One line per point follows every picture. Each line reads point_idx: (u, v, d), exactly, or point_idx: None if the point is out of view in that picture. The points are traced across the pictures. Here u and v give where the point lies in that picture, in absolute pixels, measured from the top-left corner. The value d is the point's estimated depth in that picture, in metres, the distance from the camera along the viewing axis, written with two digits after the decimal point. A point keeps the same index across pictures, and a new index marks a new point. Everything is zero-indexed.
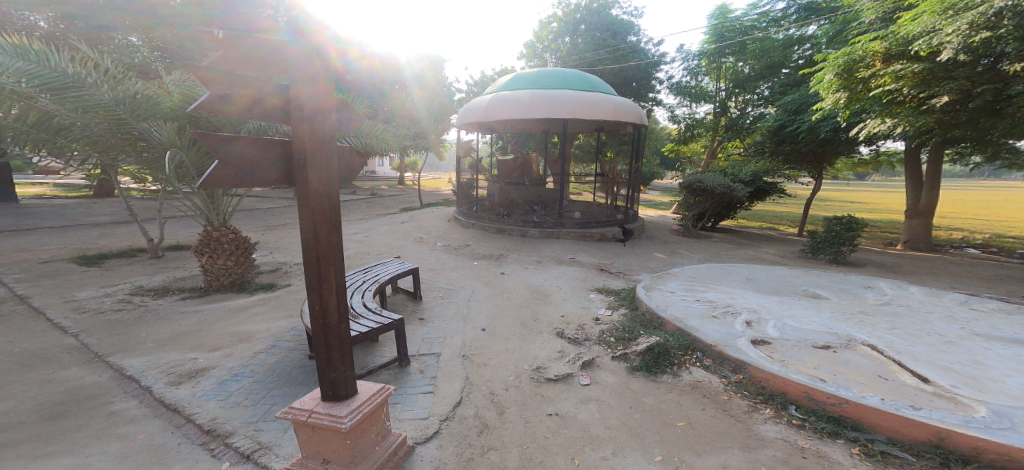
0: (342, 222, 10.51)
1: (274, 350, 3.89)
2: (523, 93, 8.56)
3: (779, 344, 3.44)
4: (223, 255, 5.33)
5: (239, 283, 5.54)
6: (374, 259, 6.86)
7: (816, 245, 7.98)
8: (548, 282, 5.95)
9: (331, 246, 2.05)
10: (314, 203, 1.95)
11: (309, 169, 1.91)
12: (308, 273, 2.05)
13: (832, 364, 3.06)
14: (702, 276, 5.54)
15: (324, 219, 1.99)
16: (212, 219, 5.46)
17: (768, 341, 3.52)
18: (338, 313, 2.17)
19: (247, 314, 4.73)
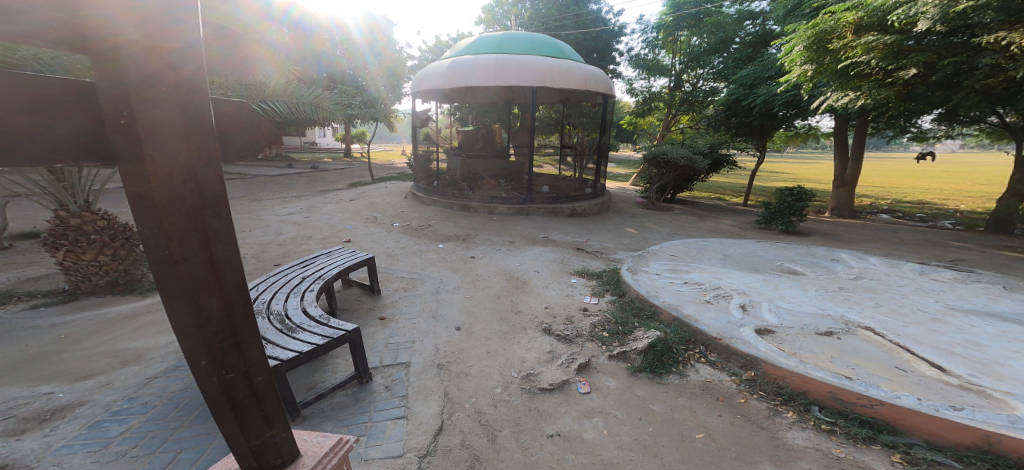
0: (276, 200, 9.10)
1: (179, 373, 2.99)
2: (486, 58, 7.65)
3: (783, 332, 3.17)
4: (93, 248, 4.09)
5: (122, 283, 4.32)
6: (318, 245, 5.85)
7: (769, 217, 7.82)
8: (525, 266, 5.41)
9: (215, 263, 1.07)
10: (165, 194, 0.94)
11: (144, 132, 0.88)
12: (177, 316, 1.06)
13: (845, 355, 2.86)
14: (685, 253, 5.26)
15: (190, 217, 0.99)
16: (65, 202, 4.09)
17: (771, 329, 3.24)
18: (250, 361, 1.23)
19: (142, 322, 3.69)
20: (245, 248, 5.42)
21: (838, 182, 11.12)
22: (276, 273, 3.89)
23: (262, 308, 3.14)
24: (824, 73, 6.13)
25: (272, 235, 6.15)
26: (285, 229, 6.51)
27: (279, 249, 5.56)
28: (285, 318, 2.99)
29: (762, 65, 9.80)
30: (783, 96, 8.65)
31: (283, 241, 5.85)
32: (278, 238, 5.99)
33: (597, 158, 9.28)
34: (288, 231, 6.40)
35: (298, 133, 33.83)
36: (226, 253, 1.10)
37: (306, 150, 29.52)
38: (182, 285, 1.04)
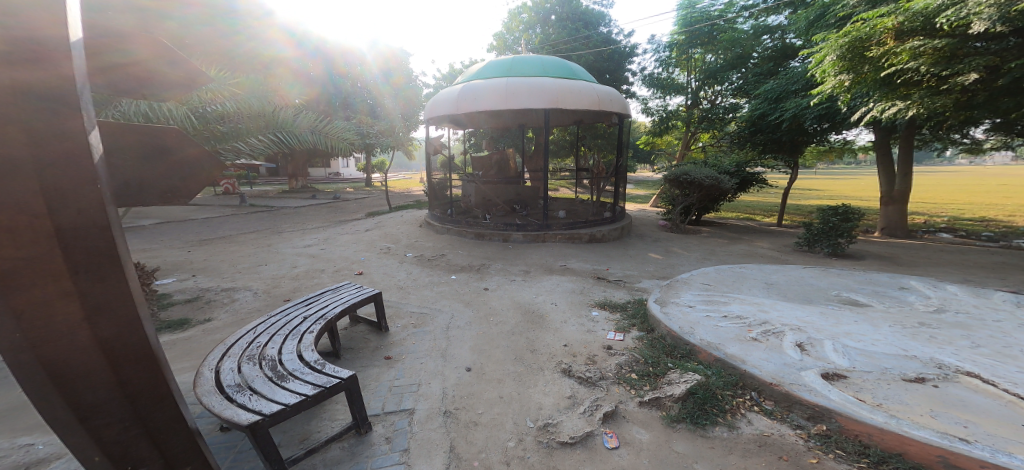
0: (295, 232, 9.19)
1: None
2: (498, 82, 7.62)
3: (859, 378, 2.67)
4: None
5: None
6: (328, 279, 5.68)
7: (813, 239, 7.26)
8: (542, 297, 5.04)
9: (101, 341, 0.99)
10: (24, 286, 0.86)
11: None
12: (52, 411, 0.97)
13: (949, 409, 2.33)
14: (719, 281, 4.78)
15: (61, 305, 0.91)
16: None
17: (842, 374, 2.73)
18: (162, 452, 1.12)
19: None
20: (256, 283, 5.29)
21: (886, 199, 10.29)
22: (277, 313, 3.68)
23: (255, 353, 2.91)
24: (864, 83, 5.66)
25: (284, 267, 6.04)
26: (298, 262, 6.41)
27: (291, 282, 5.40)
28: (277, 365, 2.73)
29: (787, 78, 9.35)
30: (813, 109, 8.14)
31: (294, 275, 5.71)
32: (290, 271, 5.87)
33: (616, 181, 8.96)
34: (301, 263, 6.29)
35: (323, 166, 35.13)
36: (114, 331, 1.01)
37: (329, 183, 30.45)
38: (49, 375, 0.94)
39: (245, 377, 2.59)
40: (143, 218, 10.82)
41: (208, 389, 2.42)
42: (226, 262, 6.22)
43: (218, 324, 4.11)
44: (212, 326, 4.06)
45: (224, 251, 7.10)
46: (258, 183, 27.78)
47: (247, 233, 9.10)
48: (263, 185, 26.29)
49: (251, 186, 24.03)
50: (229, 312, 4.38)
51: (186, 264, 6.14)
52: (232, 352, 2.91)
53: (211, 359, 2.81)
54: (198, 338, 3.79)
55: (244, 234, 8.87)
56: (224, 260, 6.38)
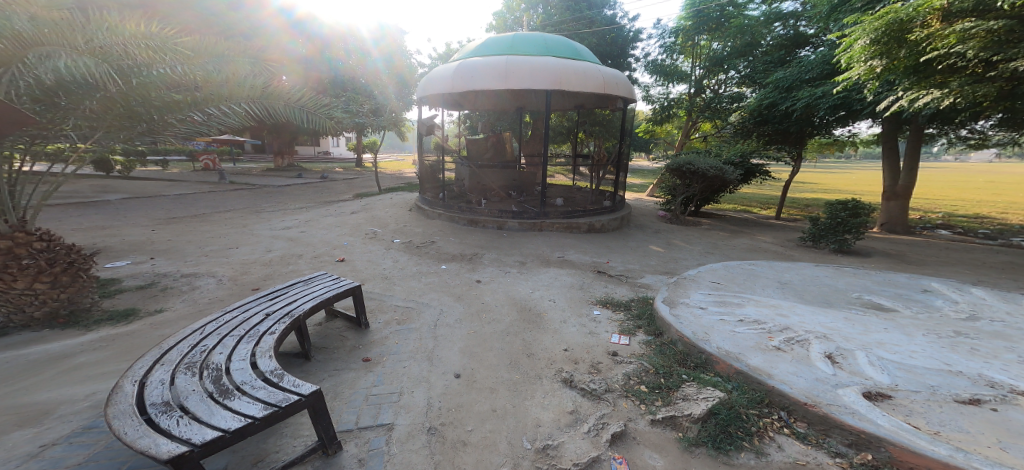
0: (275, 211, 8.58)
1: (89, 437, 2.17)
2: (497, 59, 7.04)
3: (904, 398, 2.24)
4: (25, 274, 3.31)
5: (65, 315, 3.51)
6: (305, 265, 5.18)
7: (821, 234, 6.93)
8: (539, 293, 4.65)
9: None
10: None
11: None
12: None
13: (1020, 439, 1.89)
14: (729, 279, 4.42)
15: None
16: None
17: (885, 393, 2.30)
18: None
19: (73, 362, 2.86)
20: (223, 268, 4.76)
21: (890, 194, 10.21)
22: (234, 308, 3.17)
23: (196, 360, 2.43)
24: (896, 71, 5.17)
25: (258, 250, 5.51)
26: (274, 243, 5.87)
27: (262, 268, 4.89)
28: (222, 378, 2.25)
29: (800, 66, 8.95)
30: (829, 99, 7.65)
31: (267, 260, 5.19)
32: (263, 255, 5.34)
33: (616, 169, 8.53)
34: (276, 245, 5.76)
35: (313, 143, 33.97)
36: None
37: (318, 161, 29.47)
38: None
39: (177, 393, 2.12)
40: (111, 193, 10.07)
41: (123, 410, 1.95)
42: (193, 244, 5.65)
43: (171, 317, 3.60)
44: (162, 320, 3.53)
45: (193, 231, 6.51)
46: (243, 159, 26.69)
47: (223, 211, 8.47)
48: (248, 161, 25.26)
49: (235, 162, 23.01)
50: (187, 302, 3.87)
51: (147, 245, 5.55)
52: (167, 359, 2.42)
53: (139, 367, 2.32)
54: (144, 333, 3.27)
55: (221, 212, 8.27)
56: (192, 241, 5.82)
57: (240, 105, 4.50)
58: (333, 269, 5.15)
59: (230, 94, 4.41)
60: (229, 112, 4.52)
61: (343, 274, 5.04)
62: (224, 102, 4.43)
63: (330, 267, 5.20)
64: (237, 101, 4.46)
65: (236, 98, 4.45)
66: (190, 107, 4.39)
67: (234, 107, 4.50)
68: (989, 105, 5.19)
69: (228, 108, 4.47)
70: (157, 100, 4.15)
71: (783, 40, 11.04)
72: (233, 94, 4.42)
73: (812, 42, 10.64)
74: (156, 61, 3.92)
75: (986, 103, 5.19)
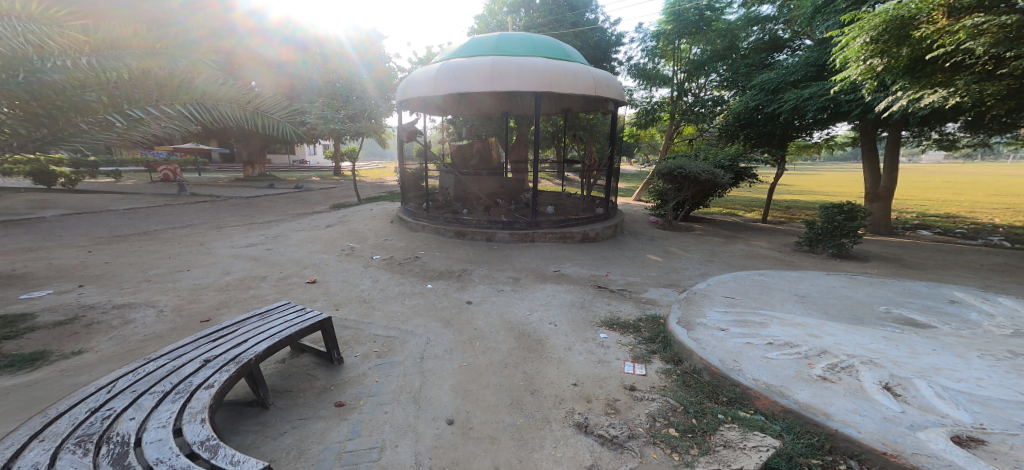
0: (240, 226, 7.83)
1: None
2: (482, 60, 6.61)
3: (999, 445, 1.90)
4: None
5: None
6: (268, 289, 4.53)
7: (816, 236, 6.68)
8: (537, 316, 4.19)
9: None
10: None
11: None
12: None
13: None
14: (743, 292, 4.06)
15: None
16: None
17: (973, 437, 1.95)
18: None
19: None
20: (167, 296, 4.08)
21: (872, 196, 10.19)
22: (163, 354, 2.37)
23: (95, 429, 1.67)
24: (896, 68, 5.13)
25: (214, 272, 4.84)
26: (235, 264, 5.19)
27: (215, 295, 4.22)
28: (127, 456, 1.52)
29: (785, 69, 8.92)
30: (816, 101, 7.56)
31: (223, 284, 4.51)
32: (219, 278, 4.66)
33: (608, 174, 8.21)
34: (237, 266, 5.08)
35: (287, 152, 32.67)
36: None
37: (292, 170, 28.29)
38: None
39: None
40: (50, 209, 9.04)
41: None
42: (135, 268, 4.91)
43: (89, 360, 2.91)
44: (75, 365, 2.84)
45: (139, 251, 5.74)
46: (210, 169, 25.31)
47: (181, 226, 7.67)
48: (215, 171, 23.95)
49: (200, 172, 21.72)
50: (114, 342, 3.19)
51: (79, 271, 4.78)
52: (49, 432, 1.62)
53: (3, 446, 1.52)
54: (46, 383, 2.58)
55: (177, 228, 7.47)
56: (135, 265, 5.07)
57: (188, 109, 3.09)
58: (302, 293, 4.53)
59: (173, 93, 3.04)
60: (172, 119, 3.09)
61: (314, 298, 4.43)
62: (164, 103, 3.02)
63: (299, 290, 4.59)
64: (182, 103, 3.06)
65: (184, 101, 3.09)
66: (110, 110, 2.92)
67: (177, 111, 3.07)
68: (990, 105, 5.14)
69: (169, 111, 3.03)
70: (62, 102, 2.76)
71: (765, 43, 11.12)
72: (178, 95, 3.06)
73: (789, 46, 10.76)
74: (52, 49, 2.62)
75: (986, 103, 5.13)
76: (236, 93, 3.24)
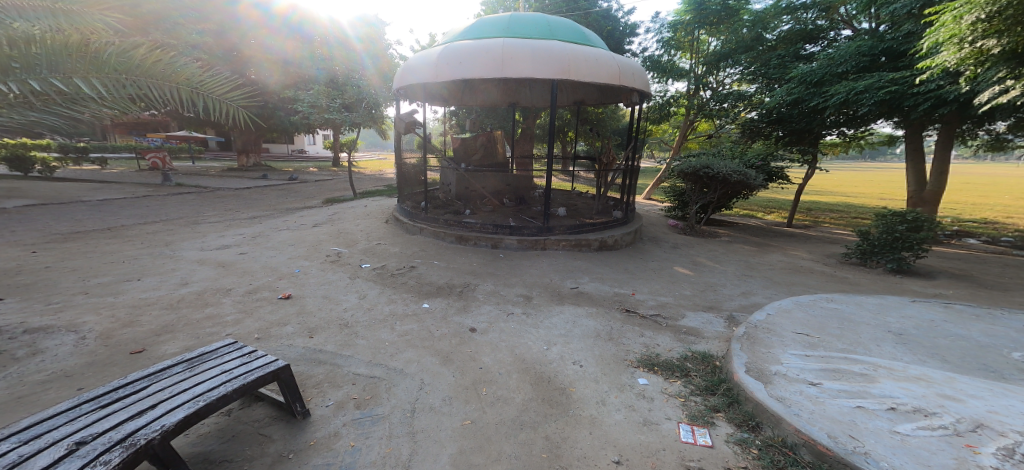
0: (218, 221, 7.06)
1: None
2: (491, 42, 5.72)
3: None
4: None
5: None
6: (229, 306, 3.73)
7: (872, 248, 5.86)
8: (558, 352, 3.40)
9: None
10: None
11: None
12: None
13: None
14: (819, 326, 3.22)
15: None
16: None
17: None
18: None
19: None
20: (100, 317, 3.30)
21: (915, 200, 9.39)
22: (16, 436, 1.69)
23: None
24: (1003, 53, 4.43)
25: (168, 283, 4.04)
26: (198, 271, 4.39)
27: (161, 315, 3.43)
28: None
29: (828, 58, 7.95)
30: (873, 95, 6.66)
31: (176, 299, 3.73)
32: (173, 291, 3.87)
33: (627, 174, 7.38)
34: (199, 274, 4.29)
35: (287, 141, 31.90)
36: None
37: (291, 159, 27.57)
38: None
39: None
40: (17, 199, 8.27)
41: None
42: (77, 276, 4.13)
43: None
44: None
45: (93, 252, 4.96)
46: (206, 157, 24.62)
47: (152, 220, 6.90)
48: (211, 159, 23.12)
49: (194, 160, 20.93)
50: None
51: (8, 278, 4.00)
52: None
53: None
54: None
55: (148, 223, 6.69)
56: (79, 270, 4.29)
57: (81, 81, 2.08)
58: (270, 312, 3.72)
59: (59, 61, 2.07)
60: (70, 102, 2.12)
61: (284, 320, 3.63)
62: (49, 76, 2.05)
63: (268, 308, 3.78)
64: (71, 74, 2.08)
65: (76, 70, 2.10)
66: None
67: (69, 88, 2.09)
68: None
69: (55, 86, 2.04)
70: None
71: (797, 32, 10.17)
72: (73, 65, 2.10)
73: (824, 37, 9.88)
74: None
75: None
76: (157, 60, 2.29)
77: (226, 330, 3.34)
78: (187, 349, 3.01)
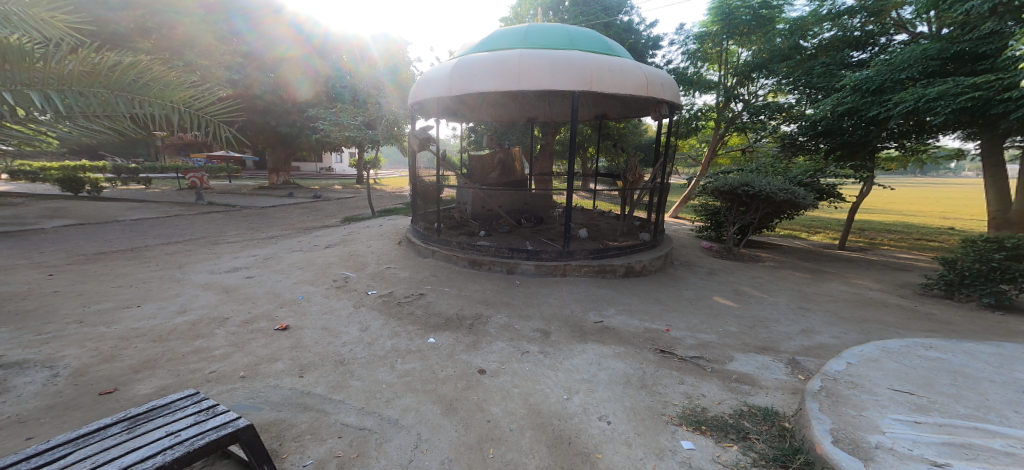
0: (235, 241, 6.99)
1: None
2: (507, 54, 5.42)
3: None
4: None
5: None
6: (221, 338, 3.43)
7: (961, 279, 5.06)
8: (580, 403, 2.86)
9: None
10: None
11: None
12: None
13: None
14: (923, 383, 2.53)
15: None
16: None
17: None
18: None
19: None
20: (85, 350, 3.07)
21: (1000, 221, 8.40)
22: None
23: None
24: None
25: (166, 310, 3.82)
26: (199, 297, 4.17)
27: (146, 349, 3.17)
28: None
29: (888, 63, 7.18)
30: (948, 103, 5.98)
31: (167, 329, 3.48)
32: (168, 321, 3.63)
33: (656, 193, 6.80)
34: (199, 301, 4.06)
35: (318, 161, 33.17)
36: None
37: (321, 178, 28.51)
38: None
39: None
40: (57, 218, 8.62)
41: None
42: (80, 301, 3.99)
43: None
44: None
45: (104, 275, 4.89)
46: (243, 177, 25.83)
47: (174, 240, 6.92)
48: (247, 179, 24.19)
49: (230, 180, 21.91)
50: None
51: (11, 303, 3.90)
52: None
53: None
54: None
55: (168, 243, 6.70)
56: (84, 295, 4.17)
57: (41, 97, 1.73)
58: (262, 345, 3.40)
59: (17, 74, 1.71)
60: (26, 119, 1.80)
61: (275, 355, 3.28)
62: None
63: (261, 340, 3.46)
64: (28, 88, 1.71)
65: (38, 82, 1.74)
66: None
67: (26, 102, 1.74)
68: None
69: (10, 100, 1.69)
70: None
71: (841, 37, 9.39)
72: (26, 75, 1.72)
73: (874, 43, 9.04)
74: None
75: None
76: (139, 75, 1.96)
77: (211, 367, 3.02)
78: (162, 389, 2.70)
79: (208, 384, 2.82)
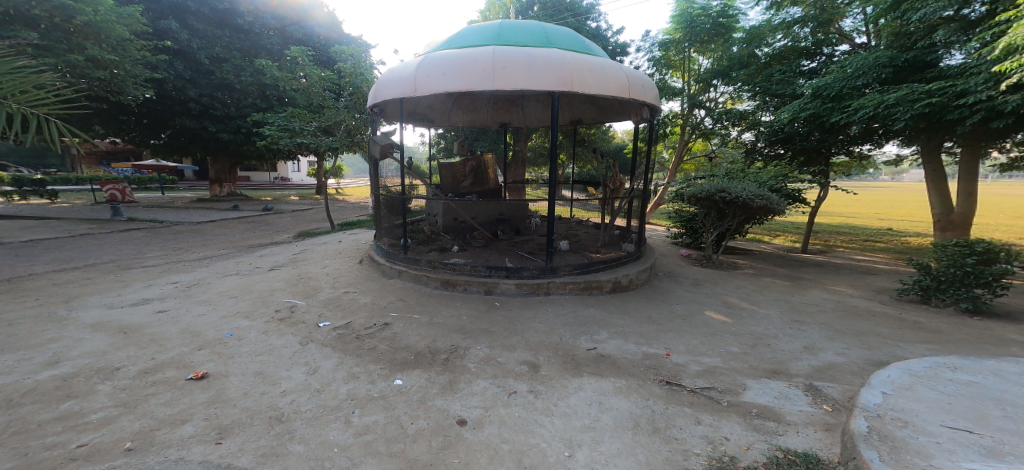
0: (156, 263, 5.94)
1: None
2: (478, 51, 4.92)
3: None
4: None
5: None
6: (104, 396, 2.60)
7: (937, 284, 5.01)
8: (587, 461, 2.32)
9: None
10: None
11: None
12: None
13: None
14: (975, 415, 2.23)
15: None
16: None
17: None
18: None
19: None
20: None
21: (944, 223, 8.80)
22: None
23: None
24: None
25: (30, 363, 2.91)
26: (83, 342, 3.26)
27: None
28: None
29: (843, 70, 7.29)
30: (908, 108, 6.11)
31: (27, 389, 2.62)
32: (27, 377, 2.74)
33: (637, 199, 6.54)
34: (83, 347, 3.17)
35: (270, 169, 31.12)
36: None
37: (272, 189, 26.57)
38: None
39: None
40: None
41: None
42: None
43: None
44: None
45: None
46: (180, 188, 23.54)
47: (70, 266, 5.75)
48: (185, 190, 22.06)
49: (164, 191, 19.82)
50: None
51: None
52: None
53: None
54: None
55: (67, 269, 5.55)
56: None
57: None
58: (165, 403, 2.60)
59: None
60: None
61: (185, 415, 2.50)
62: None
63: (164, 396, 2.66)
64: None
65: None
66: None
67: None
68: None
69: None
70: None
71: (790, 47, 9.63)
72: None
73: (823, 53, 9.35)
74: None
75: None
76: None
77: (80, 439, 2.21)
78: None
79: (72, 465, 2.02)
